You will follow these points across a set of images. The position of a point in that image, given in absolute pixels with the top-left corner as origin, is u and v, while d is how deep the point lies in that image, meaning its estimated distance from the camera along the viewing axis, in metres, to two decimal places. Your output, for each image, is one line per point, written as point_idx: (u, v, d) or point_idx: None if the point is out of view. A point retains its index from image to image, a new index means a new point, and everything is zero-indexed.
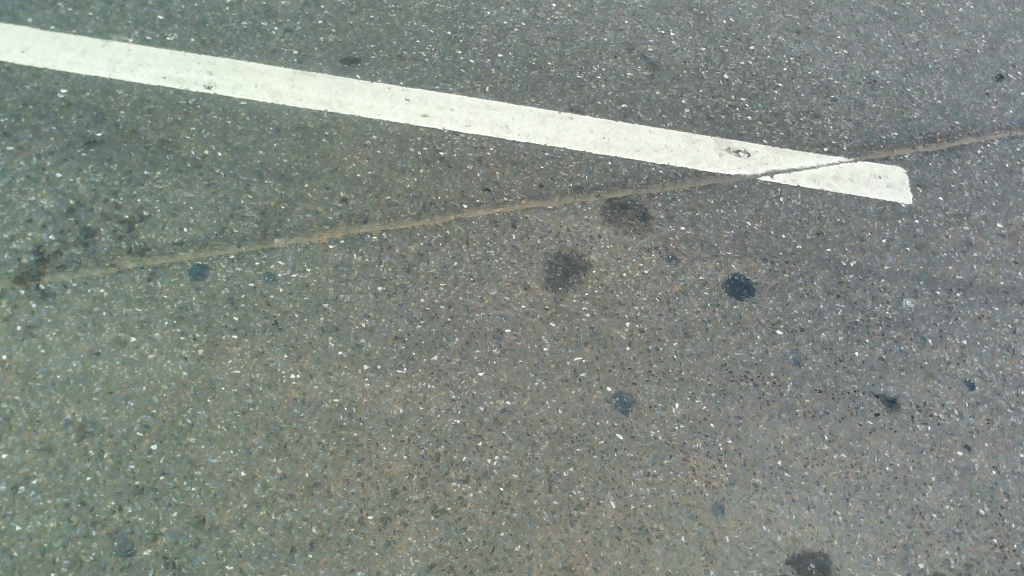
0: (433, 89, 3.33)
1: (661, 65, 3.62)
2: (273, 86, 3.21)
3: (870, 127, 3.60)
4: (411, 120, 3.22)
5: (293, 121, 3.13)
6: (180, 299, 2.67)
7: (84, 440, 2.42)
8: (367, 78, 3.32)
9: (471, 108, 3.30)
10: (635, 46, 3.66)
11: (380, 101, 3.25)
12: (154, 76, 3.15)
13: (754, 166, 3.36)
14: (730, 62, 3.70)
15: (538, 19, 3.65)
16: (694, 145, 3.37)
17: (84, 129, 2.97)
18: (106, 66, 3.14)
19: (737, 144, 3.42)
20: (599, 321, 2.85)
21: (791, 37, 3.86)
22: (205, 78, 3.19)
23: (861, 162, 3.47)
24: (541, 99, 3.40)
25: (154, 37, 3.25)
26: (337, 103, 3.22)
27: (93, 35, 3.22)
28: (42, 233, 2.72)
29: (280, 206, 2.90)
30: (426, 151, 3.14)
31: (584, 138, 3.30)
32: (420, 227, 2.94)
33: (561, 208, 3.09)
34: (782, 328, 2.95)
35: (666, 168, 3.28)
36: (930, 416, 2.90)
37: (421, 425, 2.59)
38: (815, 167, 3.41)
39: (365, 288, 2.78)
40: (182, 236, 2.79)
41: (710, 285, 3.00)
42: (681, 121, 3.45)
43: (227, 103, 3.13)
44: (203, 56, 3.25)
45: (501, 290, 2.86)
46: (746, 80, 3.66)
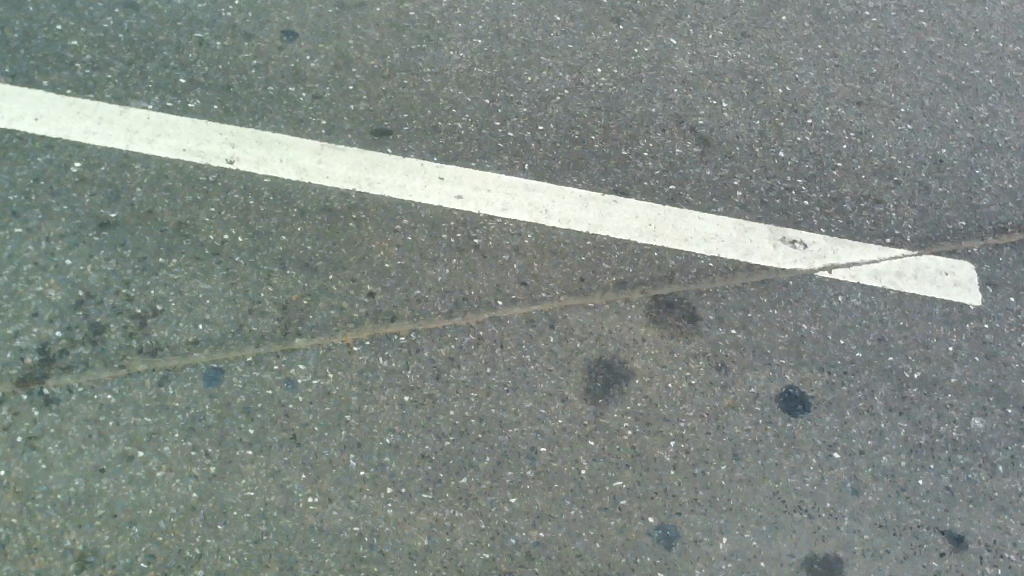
0: (469, 166, 3.12)
1: (713, 140, 3.39)
2: (299, 161, 3.01)
3: (936, 215, 3.36)
4: (445, 202, 3.01)
5: (319, 201, 2.92)
6: (193, 409, 2.48)
7: (84, 571, 2.28)
8: (399, 152, 3.11)
9: (509, 189, 3.09)
10: (685, 117, 3.44)
11: (411, 179, 3.04)
12: (174, 148, 2.96)
13: (811, 260, 3.12)
14: (787, 137, 3.46)
15: (582, 86, 3.44)
16: (746, 234, 3.14)
17: (97, 209, 2.78)
18: (124, 136, 2.95)
19: (793, 234, 3.18)
20: (642, 440, 2.65)
21: (851, 109, 3.62)
22: (228, 150, 2.99)
23: (925, 257, 3.23)
24: (584, 179, 3.17)
25: (175, 103, 3.08)
26: (366, 181, 3.01)
27: (110, 100, 3.04)
28: (48, 329, 2.53)
29: (303, 300, 2.70)
30: (459, 239, 2.93)
31: (629, 225, 3.08)
32: (451, 326, 2.74)
33: (603, 306, 2.88)
34: (839, 452, 2.74)
35: (715, 261, 3.05)
36: (1001, 556, 2.70)
37: (448, 559, 2.43)
38: (876, 261, 3.17)
39: (391, 397, 2.59)
40: (196, 334, 2.59)
41: (763, 399, 2.79)
42: (733, 205, 3.22)
43: (250, 180, 2.93)
44: (226, 125, 3.05)
45: (537, 402, 2.65)
46: (803, 157, 3.42)
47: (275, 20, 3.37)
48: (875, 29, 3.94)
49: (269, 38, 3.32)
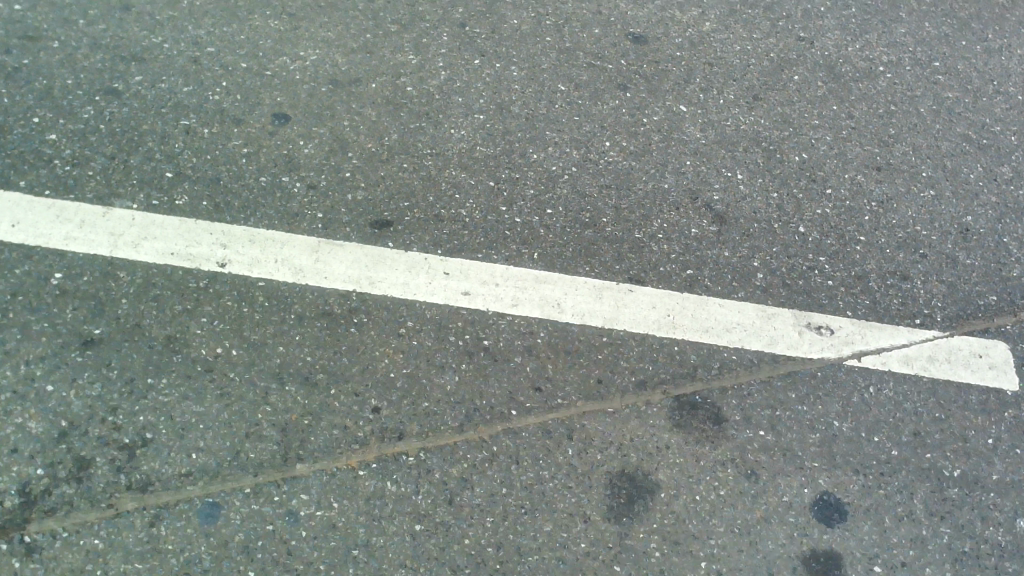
0: (475, 257, 2.95)
1: (729, 217, 3.22)
2: (295, 260, 2.84)
3: (965, 290, 3.20)
4: (451, 299, 2.84)
5: (318, 306, 2.76)
6: (188, 551, 2.29)
7: None
8: (400, 245, 2.94)
9: (519, 282, 2.92)
10: (699, 192, 3.28)
11: (415, 276, 2.87)
12: (161, 252, 2.78)
13: (838, 347, 2.96)
14: (805, 211, 3.31)
15: (590, 162, 3.28)
16: (770, 321, 2.98)
17: (80, 325, 2.60)
18: (107, 241, 2.77)
19: (818, 318, 3.02)
20: (671, 562, 2.47)
21: (870, 175, 3.47)
22: (219, 252, 2.82)
23: (957, 337, 3.07)
24: (597, 266, 3.00)
25: (161, 200, 2.90)
26: (367, 280, 2.84)
27: (92, 199, 2.86)
28: (28, 467, 2.35)
29: (303, 420, 2.52)
30: (468, 341, 2.76)
31: (646, 317, 2.91)
32: (463, 442, 2.56)
33: (622, 410, 2.71)
34: (880, 564, 2.57)
35: (739, 353, 2.89)
36: None
37: None
38: (906, 345, 3.01)
39: (400, 526, 2.41)
40: (189, 464, 2.41)
41: (797, 509, 2.61)
42: (754, 289, 3.05)
43: (243, 285, 2.76)
44: (216, 224, 2.88)
45: (557, 524, 2.48)
46: (824, 232, 3.26)
47: (266, 103, 3.21)
48: (890, 86, 3.80)
49: (260, 122, 3.15)
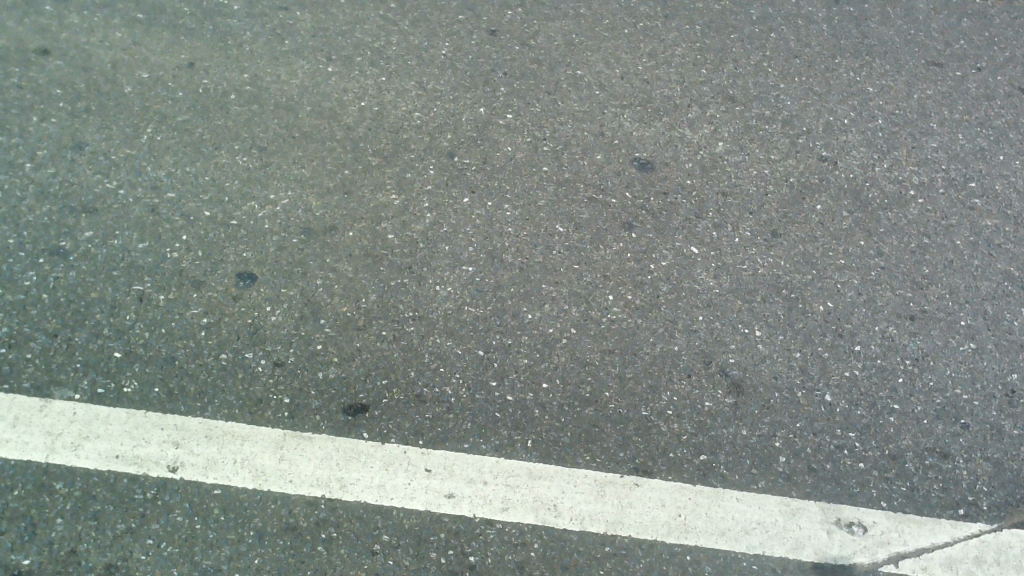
0: (461, 448, 2.62)
1: (746, 386, 2.89)
2: (256, 459, 2.52)
3: (1015, 469, 2.84)
4: (432, 504, 2.50)
5: (280, 518, 2.43)
6: None
7: None
8: (377, 435, 2.61)
9: (510, 477, 2.59)
10: (713, 355, 2.94)
11: (392, 474, 2.54)
12: (104, 455, 2.46)
13: (873, 549, 2.62)
14: (832, 374, 2.96)
15: (591, 321, 2.95)
16: (795, 519, 2.64)
17: (7, 554, 2.30)
18: (43, 442, 2.46)
19: (851, 513, 2.67)
20: None
21: (904, 326, 3.12)
22: (170, 451, 2.50)
23: (1006, 531, 2.72)
24: (598, 454, 2.67)
25: (107, 387, 2.59)
26: (337, 482, 2.51)
27: (28, 389, 2.56)
28: None
29: None
30: (451, 558, 2.44)
31: (654, 518, 2.57)
32: None
33: None
34: None
35: (760, 562, 2.55)
36: None
37: None
38: (951, 545, 2.66)
39: None
40: None
41: None
42: (776, 476, 2.71)
43: (196, 493, 2.44)
44: (168, 415, 2.56)
45: None
46: (853, 400, 2.91)
47: (230, 260, 2.89)
48: (922, 214, 3.46)
49: (222, 284, 2.84)
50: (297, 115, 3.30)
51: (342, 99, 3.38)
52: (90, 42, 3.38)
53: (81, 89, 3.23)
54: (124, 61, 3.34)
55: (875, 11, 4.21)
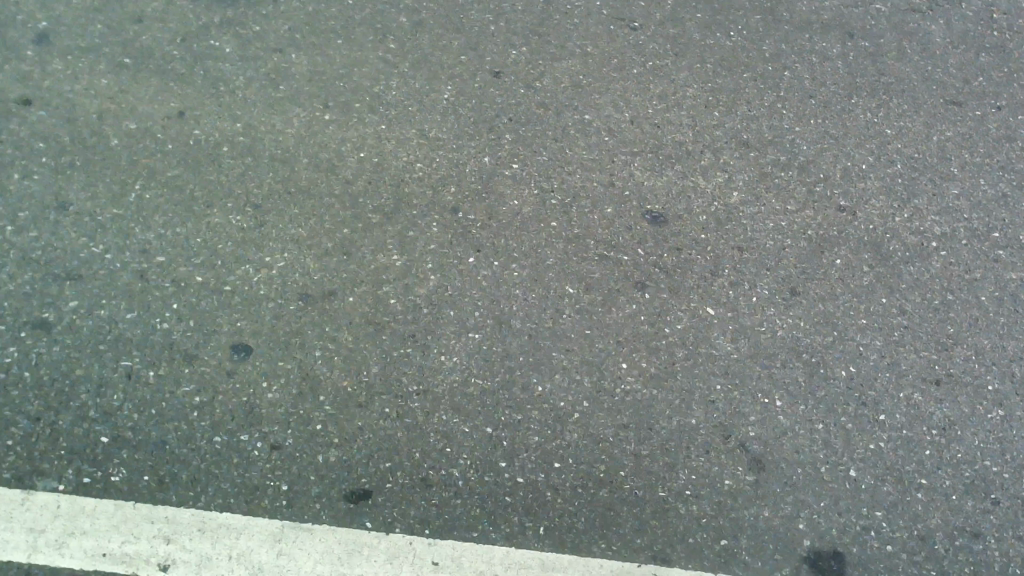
0: (467, 537, 2.54)
1: (767, 462, 2.77)
2: (253, 554, 2.44)
3: None
4: None
5: None
6: None
7: None
8: (380, 523, 2.53)
9: (517, 568, 2.53)
10: (732, 428, 2.82)
11: (395, 568, 2.48)
12: (90, 553, 2.37)
13: None
14: (857, 447, 2.85)
15: (604, 393, 2.82)
16: None
17: None
18: (26, 540, 2.36)
19: None
20: None
21: (929, 393, 3.00)
22: (161, 547, 2.41)
23: None
24: (613, 542, 2.60)
25: (94, 476, 2.46)
26: None
27: (10, 481, 2.44)
28: None
29: None
30: None
31: None
32: None
33: None
34: None
35: None
36: None
37: None
38: None
39: None
40: None
41: None
42: (800, 562, 2.66)
43: None
44: (159, 506, 2.45)
45: None
46: (879, 475, 2.80)
47: (223, 330, 2.74)
48: (945, 268, 3.33)
49: (215, 358, 2.68)
50: (294, 168, 3.14)
51: (341, 150, 3.23)
52: (74, 90, 3.21)
53: (65, 142, 3.07)
54: (110, 111, 3.17)
55: (891, 45, 4.07)
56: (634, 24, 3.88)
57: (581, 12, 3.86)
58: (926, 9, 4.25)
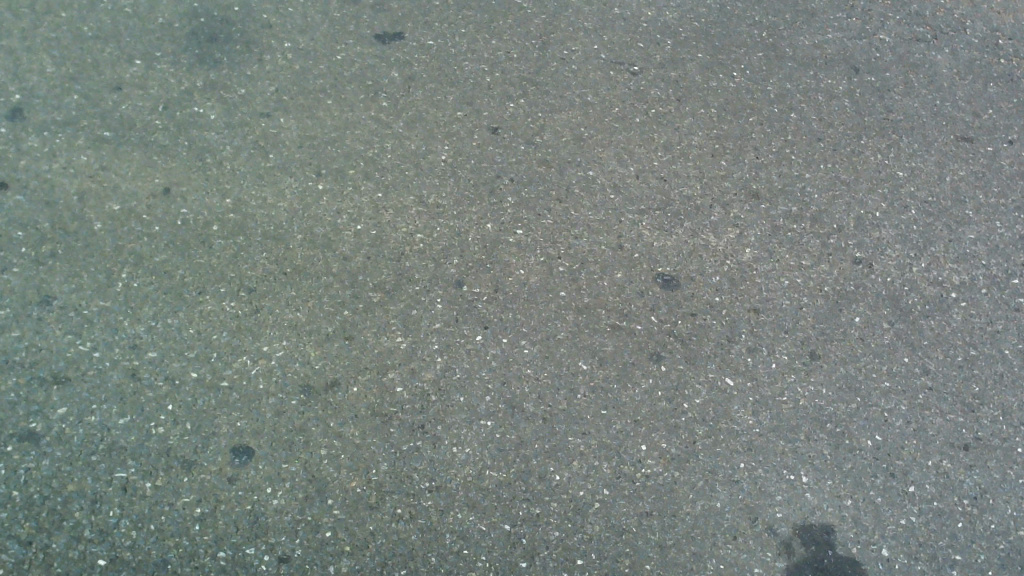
0: None
1: (796, 545, 2.67)
2: None
3: None
4: None
5: None
6: None
7: None
8: None
9: None
10: (758, 510, 2.71)
11: None
12: None
13: None
14: (887, 523, 2.75)
15: (625, 478, 2.70)
16: None
17: None
18: None
19: None
20: None
21: (958, 459, 2.90)
22: None
23: None
24: None
25: None
26: None
27: None
28: None
29: None
30: None
31: None
32: None
33: None
34: None
35: None
36: None
37: None
38: None
39: None
40: None
41: None
42: None
43: None
44: None
45: None
46: (912, 553, 2.71)
47: (222, 431, 2.60)
48: (966, 321, 3.24)
49: (215, 463, 2.54)
50: (288, 246, 3.00)
51: (336, 223, 3.08)
52: (52, 170, 3.04)
53: (46, 229, 2.91)
54: (92, 191, 3.01)
55: (897, 80, 3.97)
56: (633, 69, 3.76)
57: (578, 59, 3.74)
58: (931, 38, 4.17)
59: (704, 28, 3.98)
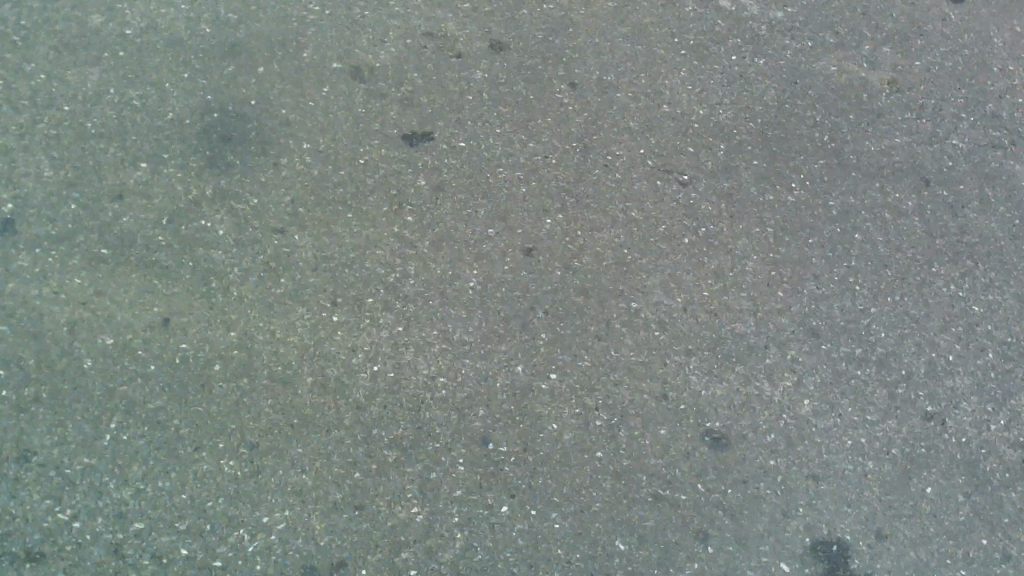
0: None
1: None
2: None
3: None
4: None
5: None
6: None
7: None
8: None
9: None
10: None
11: None
12: None
13: None
14: None
15: None
16: None
17: None
18: None
19: None
20: None
21: None
22: None
23: None
24: None
25: None
26: None
27: None
28: None
29: None
30: None
31: None
32: None
33: None
34: None
35: None
36: None
37: None
38: None
39: None
40: None
41: None
42: None
43: None
44: None
45: None
46: None
47: None
48: None
49: None
50: (297, 390, 2.71)
51: (351, 363, 2.79)
52: (42, 294, 2.77)
53: (31, 366, 2.64)
54: (84, 320, 2.74)
55: (972, 194, 3.62)
56: (683, 178, 3.43)
57: (623, 166, 3.43)
58: (1008, 144, 3.82)
59: (760, 129, 3.65)
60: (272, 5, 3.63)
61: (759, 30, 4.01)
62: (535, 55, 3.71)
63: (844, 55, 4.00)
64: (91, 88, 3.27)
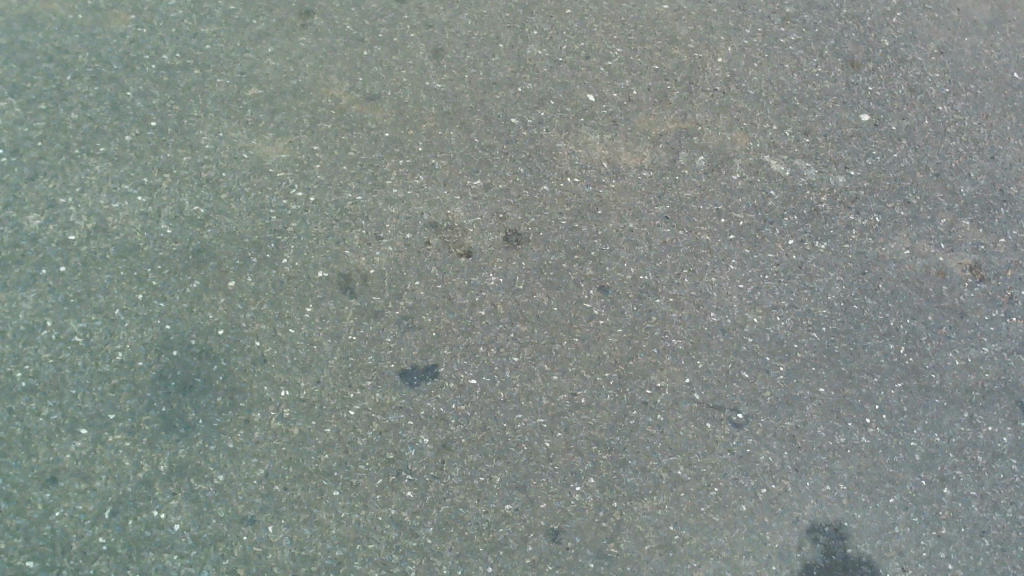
0: None
1: None
2: None
3: None
4: None
5: None
6: None
7: None
8: None
9: None
10: None
11: None
12: None
13: None
14: None
15: None
16: None
17: None
18: None
19: None
20: None
21: None
22: None
23: None
24: None
25: None
26: None
27: None
28: None
29: None
30: None
31: None
32: None
33: None
34: None
35: None
36: None
37: None
38: None
39: None
40: None
41: None
42: None
43: None
44: None
45: None
46: None
47: None
48: None
49: None
50: None
51: None
52: None
53: None
54: None
55: None
56: (737, 416, 2.88)
57: (665, 402, 2.87)
58: None
59: (825, 342, 3.09)
60: (247, 195, 3.07)
61: (818, 202, 3.44)
62: (558, 248, 3.13)
63: (917, 232, 3.43)
64: (24, 321, 2.70)
